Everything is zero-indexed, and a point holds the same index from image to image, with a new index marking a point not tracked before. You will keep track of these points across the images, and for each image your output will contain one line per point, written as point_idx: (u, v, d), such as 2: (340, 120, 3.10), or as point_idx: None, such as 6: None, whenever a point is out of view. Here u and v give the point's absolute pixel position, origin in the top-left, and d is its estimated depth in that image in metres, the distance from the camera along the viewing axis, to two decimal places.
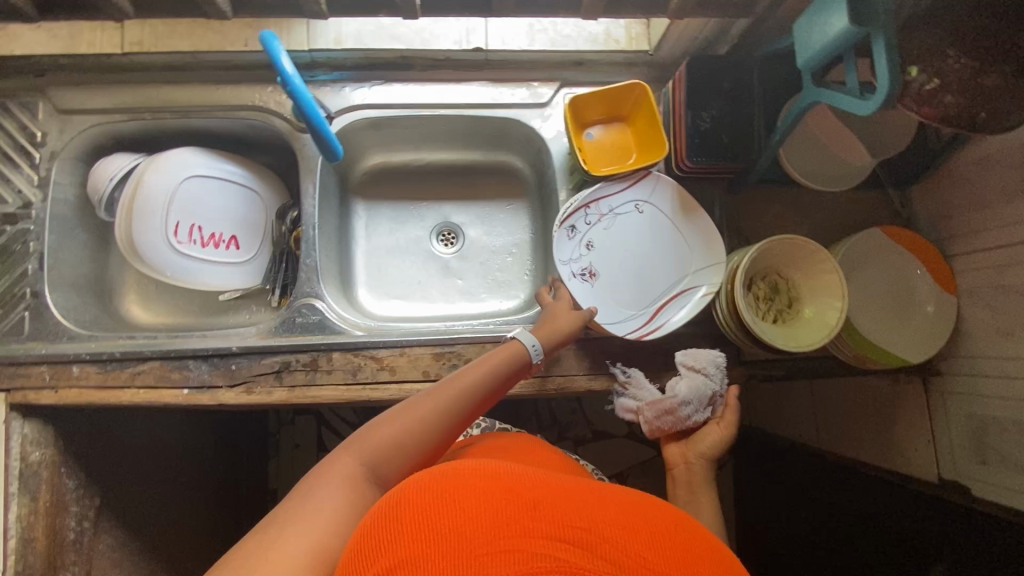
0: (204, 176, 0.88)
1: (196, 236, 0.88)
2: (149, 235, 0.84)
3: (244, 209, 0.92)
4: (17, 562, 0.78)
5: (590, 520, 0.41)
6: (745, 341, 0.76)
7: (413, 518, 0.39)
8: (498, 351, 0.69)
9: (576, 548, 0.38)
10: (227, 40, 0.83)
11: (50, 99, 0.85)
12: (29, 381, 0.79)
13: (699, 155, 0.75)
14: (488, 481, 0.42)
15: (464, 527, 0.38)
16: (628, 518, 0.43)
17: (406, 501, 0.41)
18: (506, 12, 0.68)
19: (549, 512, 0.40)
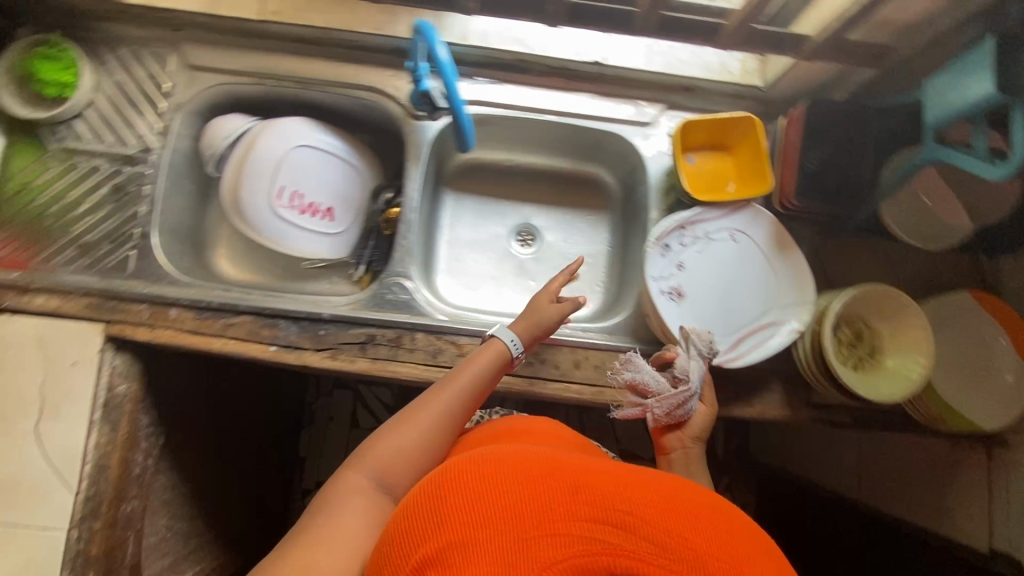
0: (310, 146, 0.92)
1: (294, 203, 0.91)
2: (252, 198, 0.89)
3: (341, 184, 0.95)
4: (90, 487, 0.81)
5: (624, 499, 0.45)
6: (821, 381, 0.78)
7: (458, 497, 0.44)
8: (479, 355, 0.74)
9: (613, 530, 0.42)
10: (359, 21, 0.86)
11: (182, 54, 0.89)
12: (128, 316, 0.82)
13: (804, 196, 0.78)
14: (530, 466, 0.47)
15: (504, 509, 0.42)
16: (665, 494, 0.47)
17: (448, 482, 0.46)
18: (647, 31, 0.70)
19: (585, 493, 0.44)
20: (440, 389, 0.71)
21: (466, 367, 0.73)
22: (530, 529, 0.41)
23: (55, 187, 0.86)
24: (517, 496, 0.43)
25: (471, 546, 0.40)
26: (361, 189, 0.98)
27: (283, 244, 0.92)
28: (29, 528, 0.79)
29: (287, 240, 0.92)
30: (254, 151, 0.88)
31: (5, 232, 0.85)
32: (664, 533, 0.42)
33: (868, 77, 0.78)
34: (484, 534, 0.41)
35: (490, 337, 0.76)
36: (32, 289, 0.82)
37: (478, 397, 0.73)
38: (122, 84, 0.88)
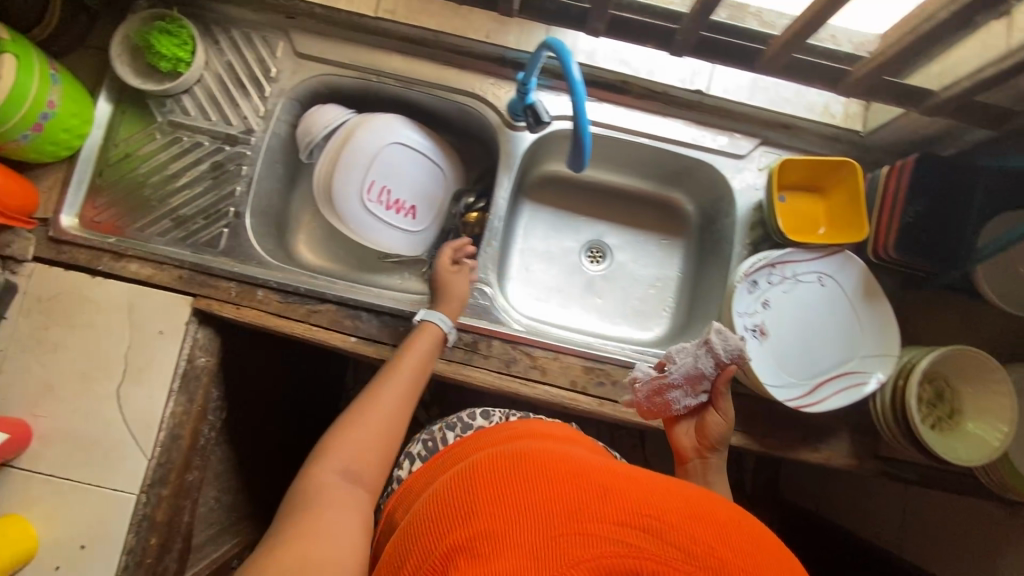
0: (402, 144, 0.92)
1: (381, 198, 0.92)
2: (341, 189, 0.90)
3: (426, 183, 0.96)
4: (162, 454, 0.82)
5: (655, 507, 0.44)
6: (897, 436, 0.77)
7: (487, 494, 0.45)
8: (412, 340, 0.77)
9: (643, 534, 0.42)
10: (471, 28, 0.87)
11: (292, 41, 0.90)
12: (216, 292, 0.83)
13: (900, 248, 0.77)
14: (553, 469, 0.47)
15: (532, 506, 0.43)
16: (699, 507, 0.46)
17: (478, 479, 0.47)
18: (772, 70, 0.70)
19: (615, 498, 0.44)
20: (390, 372, 0.73)
21: (408, 353, 0.76)
22: (558, 527, 0.41)
23: (158, 158, 0.88)
24: (547, 496, 0.44)
25: (502, 539, 0.41)
26: (445, 190, 0.98)
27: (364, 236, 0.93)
28: (101, 489, 0.80)
29: (369, 234, 0.93)
30: (348, 143, 0.90)
31: (106, 197, 0.87)
32: (695, 542, 0.42)
33: (980, 137, 0.78)
34: (515, 529, 0.41)
35: (421, 322, 0.79)
36: (127, 255, 0.84)
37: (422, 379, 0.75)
38: (231, 65, 0.90)
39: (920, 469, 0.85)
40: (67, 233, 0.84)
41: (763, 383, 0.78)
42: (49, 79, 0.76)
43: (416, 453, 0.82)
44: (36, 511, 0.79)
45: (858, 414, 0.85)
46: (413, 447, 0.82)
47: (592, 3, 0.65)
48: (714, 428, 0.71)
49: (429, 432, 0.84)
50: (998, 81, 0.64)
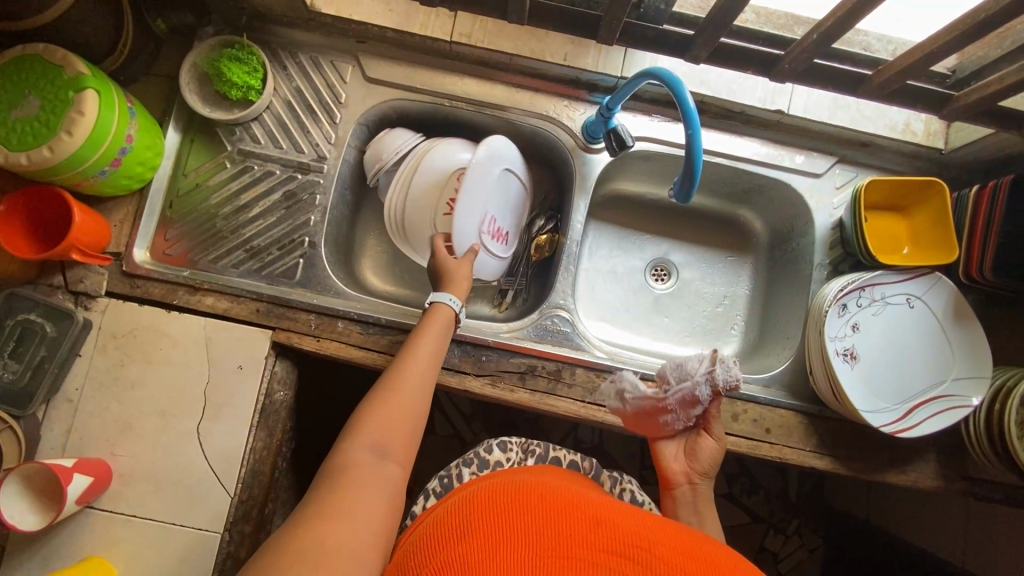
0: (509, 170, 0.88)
1: (489, 227, 0.87)
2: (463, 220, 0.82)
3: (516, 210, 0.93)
4: (244, 490, 0.80)
5: (635, 538, 0.52)
6: (990, 458, 0.76)
7: (490, 520, 0.53)
8: (429, 317, 0.77)
9: (623, 561, 0.49)
10: (548, 50, 0.85)
11: (361, 66, 0.88)
12: (296, 325, 0.82)
13: (998, 271, 0.76)
14: (551, 503, 0.55)
15: (527, 532, 0.51)
16: (675, 543, 0.53)
17: (483, 509, 0.55)
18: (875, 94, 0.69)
19: (599, 529, 0.52)
20: (412, 350, 0.72)
21: (427, 330, 0.75)
22: (549, 550, 0.49)
23: (229, 187, 0.86)
24: (542, 526, 0.51)
25: (498, 551, 0.49)
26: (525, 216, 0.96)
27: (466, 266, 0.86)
28: (184, 528, 0.79)
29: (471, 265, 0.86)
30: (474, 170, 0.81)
31: (177, 228, 0.85)
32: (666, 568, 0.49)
33: None
34: (512, 546, 0.49)
35: (433, 305, 0.78)
36: (202, 289, 0.83)
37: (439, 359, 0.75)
38: (300, 91, 0.88)
39: (1006, 489, 0.84)
40: (141, 267, 0.82)
41: (859, 410, 0.77)
42: (127, 114, 0.74)
43: (432, 488, 0.80)
44: (119, 554, 0.78)
45: (944, 436, 0.84)
46: (428, 483, 0.80)
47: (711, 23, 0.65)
48: (708, 452, 0.72)
49: (445, 467, 0.82)
50: None
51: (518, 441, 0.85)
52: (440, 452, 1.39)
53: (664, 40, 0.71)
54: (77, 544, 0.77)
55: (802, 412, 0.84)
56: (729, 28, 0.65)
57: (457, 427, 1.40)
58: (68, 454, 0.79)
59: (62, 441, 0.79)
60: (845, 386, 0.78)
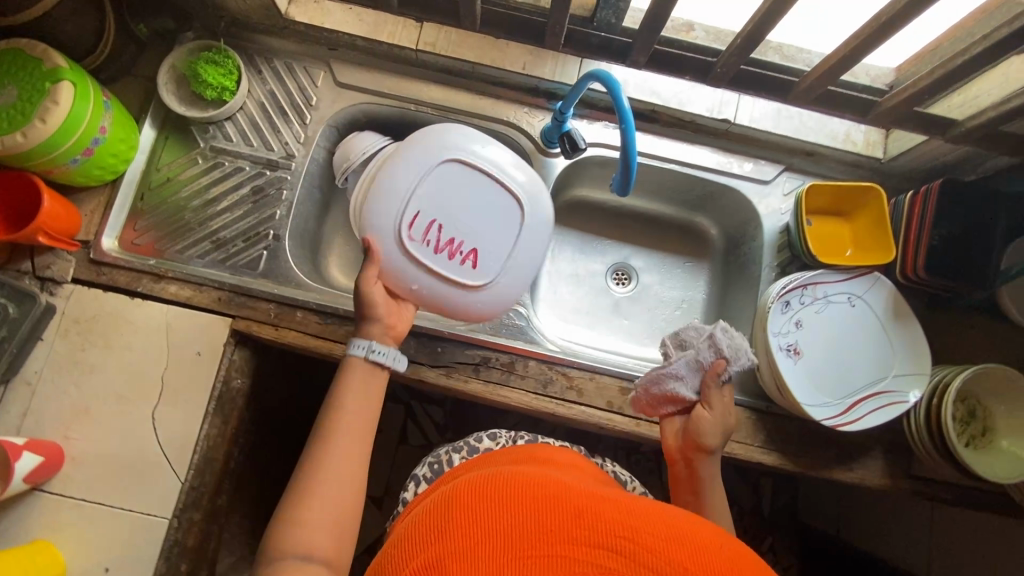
0: (465, 160, 0.77)
1: (422, 237, 0.76)
2: (382, 224, 0.75)
3: (485, 215, 0.77)
4: (196, 476, 0.81)
5: (623, 522, 0.45)
6: (931, 454, 0.78)
7: (462, 518, 0.46)
8: (341, 370, 0.69)
9: (608, 555, 0.42)
10: (507, 59, 0.90)
11: (332, 72, 0.93)
12: (255, 313, 0.84)
13: (930, 270, 0.80)
14: (531, 487, 0.48)
15: (503, 528, 0.44)
16: (669, 524, 0.46)
17: (458, 503, 0.48)
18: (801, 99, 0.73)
19: (584, 518, 0.45)
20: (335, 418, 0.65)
21: (351, 383, 0.68)
22: (524, 549, 0.42)
23: (199, 181, 0.90)
24: (520, 519, 0.44)
25: (473, 555, 0.42)
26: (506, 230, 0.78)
27: (398, 290, 0.77)
28: (133, 513, 0.79)
29: (404, 292, 0.77)
30: (394, 165, 0.77)
31: (145, 220, 0.88)
32: (659, 561, 0.42)
33: (1002, 164, 0.80)
34: (487, 547, 0.42)
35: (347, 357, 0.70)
36: (166, 277, 0.85)
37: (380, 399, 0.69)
38: (273, 93, 0.93)
39: (952, 489, 0.85)
40: (108, 255, 0.85)
41: (801, 403, 0.78)
42: (102, 107, 0.78)
43: (422, 474, 0.84)
44: (65, 537, 0.78)
45: (892, 434, 0.85)
46: (418, 469, 0.84)
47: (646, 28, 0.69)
48: (703, 424, 0.69)
49: (436, 454, 0.86)
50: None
51: (508, 433, 0.89)
52: (410, 461, 1.39)
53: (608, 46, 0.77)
54: (23, 526, 0.77)
55: (751, 408, 0.85)
56: (662, 32, 0.70)
57: (428, 436, 1.40)
58: (22, 435, 0.79)
59: (17, 422, 0.80)
60: (789, 380, 0.80)
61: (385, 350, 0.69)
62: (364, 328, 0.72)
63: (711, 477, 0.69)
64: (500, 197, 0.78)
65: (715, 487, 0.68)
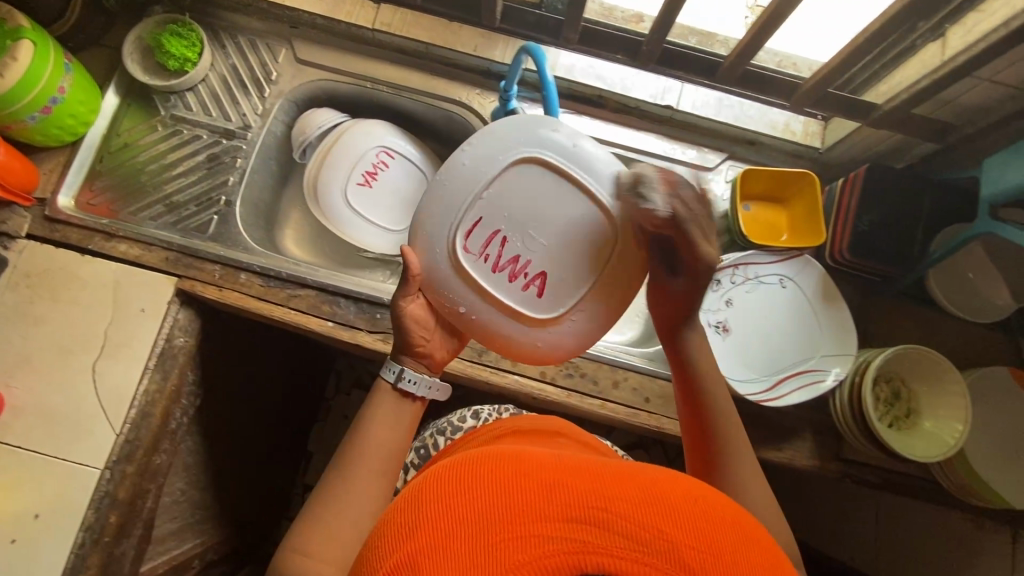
0: (548, 163, 0.61)
1: (484, 250, 0.62)
2: (434, 227, 0.63)
3: (571, 234, 0.61)
4: (132, 430, 0.82)
5: (597, 489, 0.40)
6: (854, 432, 0.79)
7: (430, 510, 0.41)
8: (371, 395, 0.65)
9: (581, 527, 0.38)
10: (460, 41, 0.94)
11: (293, 49, 0.97)
12: (201, 274, 0.86)
13: (855, 252, 0.82)
14: (495, 460, 0.44)
15: (473, 516, 0.39)
16: (643, 482, 0.42)
17: (425, 491, 0.43)
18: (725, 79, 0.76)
19: (558, 490, 0.40)
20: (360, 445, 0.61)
21: (379, 413, 0.63)
22: (496, 533, 0.38)
23: (158, 147, 0.94)
24: (490, 502, 0.40)
25: (438, 549, 0.38)
26: (590, 253, 0.62)
27: (444, 310, 0.65)
28: (66, 463, 0.80)
29: (453, 316, 0.66)
30: (459, 158, 0.62)
31: (103, 182, 0.91)
32: (637, 530, 0.38)
33: (927, 151, 0.83)
34: (452, 537, 0.38)
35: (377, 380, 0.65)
36: (117, 236, 0.87)
37: (412, 428, 0.65)
38: (234, 67, 0.96)
39: (881, 473, 0.85)
40: (62, 213, 0.87)
41: (726, 377, 0.80)
42: (62, 68, 0.82)
43: (411, 462, 0.85)
44: None
45: (823, 416, 0.86)
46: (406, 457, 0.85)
47: None
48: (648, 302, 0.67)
49: (422, 440, 0.88)
50: (933, 91, 0.69)
51: (491, 409, 0.90)
52: None
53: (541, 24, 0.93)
54: None
55: None
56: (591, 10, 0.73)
57: None
58: None
59: None
60: (716, 356, 0.81)
61: (417, 379, 0.65)
62: (400, 357, 0.66)
63: (699, 353, 0.66)
64: (591, 215, 0.61)
65: (708, 363, 0.65)
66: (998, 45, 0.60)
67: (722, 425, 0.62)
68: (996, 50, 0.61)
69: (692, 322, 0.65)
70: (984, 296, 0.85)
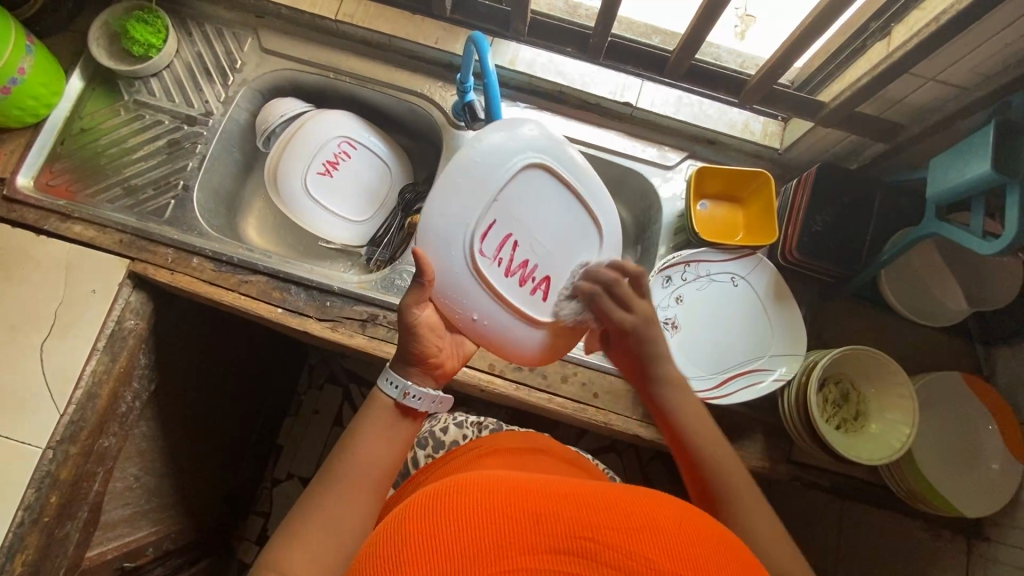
0: (551, 169, 0.65)
1: (498, 253, 0.63)
2: (457, 232, 0.60)
3: (569, 238, 0.68)
4: (76, 411, 0.82)
5: (587, 516, 0.40)
6: (802, 435, 0.77)
7: (411, 539, 0.39)
8: (367, 405, 0.62)
9: (570, 560, 0.37)
10: (422, 34, 0.95)
11: (259, 39, 0.98)
12: (154, 258, 0.87)
13: (805, 251, 0.81)
14: (476, 490, 0.42)
15: (457, 545, 0.38)
16: (630, 506, 0.42)
17: (406, 521, 0.41)
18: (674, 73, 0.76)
19: (545, 518, 0.39)
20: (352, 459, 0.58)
21: (373, 428, 0.60)
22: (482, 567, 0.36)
23: (119, 132, 0.95)
24: (474, 531, 0.38)
25: None
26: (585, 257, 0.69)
27: (453, 320, 0.64)
28: (9, 441, 0.80)
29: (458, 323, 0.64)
30: (476, 151, 0.60)
31: (63, 164, 0.92)
32: (630, 559, 0.37)
33: (880, 151, 0.82)
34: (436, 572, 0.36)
35: (376, 392, 0.62)
36: (74, 217, 0.88)
37: (406, 446, 0.62)
38: (200, 55, 0.97)
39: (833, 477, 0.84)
40: (21, 192, 0.88)
41: None
42: (24, 49, 0.83)
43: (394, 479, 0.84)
44: None
45: (775, 418, 0.85)
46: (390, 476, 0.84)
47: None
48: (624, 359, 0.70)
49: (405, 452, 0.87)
50: (876, 87, 0.70)
51: (474, 421, 0.88)
52: None
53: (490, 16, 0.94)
54: None
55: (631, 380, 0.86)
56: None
57: None
58: None
59: None
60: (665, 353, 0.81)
61: (422, 395, 0.62)
62: (406, 368, 0.63)
63: (680, 405, 0.66)
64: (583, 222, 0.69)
65: (689, 416, 0.65)
66: (933, 39, 0.60)
67: (717, 476, 0.60)
68: (932, 43, 0.61)
69: (654, 369, 0.67)
70: (939, 299, 0.85)
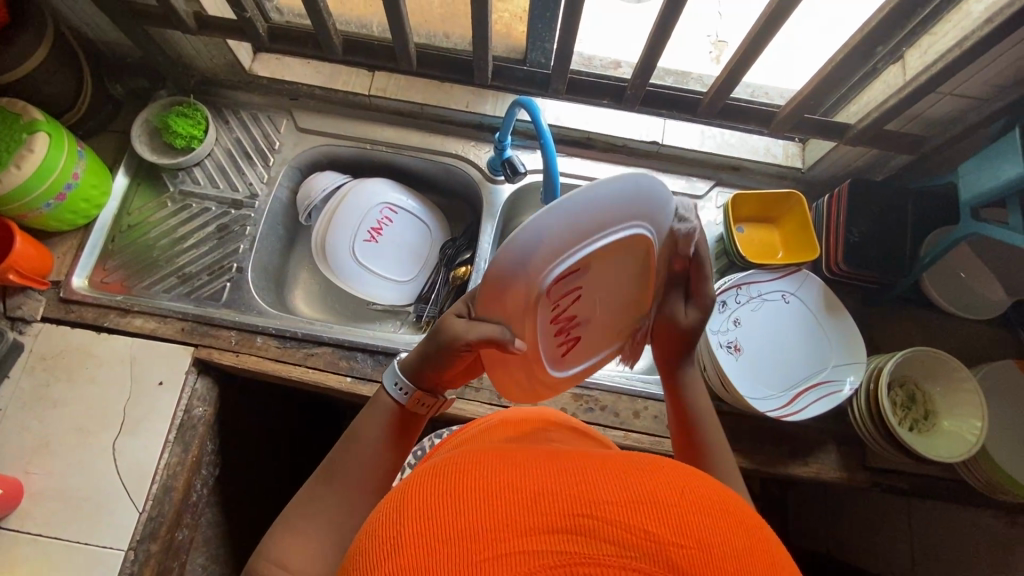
0: None
1: None
2: (667, 223, 0.52)
3: None
4: (154, 507, 0.81)
5: (583, 488, 0.31)
6: (882, 443, 0.78)
7: (384, 536, 0.30)
8: (372, 401, 0.59)
9: (561, 539, 0.29)
10: (453, 100, 1.00)
11: (294, 119, 1.02)
12: (217, 341, 0.87)
13: (850, 262, 0.85)
14: (448, 468, 0.33)
15: (429, 534, 0.29)
16: (635, 469, 0.33)
17: (381, 511, 0.33)
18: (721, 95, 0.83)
19: (532, 491, 0.30)
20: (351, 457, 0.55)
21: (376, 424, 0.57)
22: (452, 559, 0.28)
23: (169, 222, 0.97)
24: (452, 518, 0.29)
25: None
26: None
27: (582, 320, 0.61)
28: (89, 547, 0.78)
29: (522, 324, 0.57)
30: None
31: (115, 260, 0.94)
32: (630, 533, 0.29)
33: (904, 161, 0.88)
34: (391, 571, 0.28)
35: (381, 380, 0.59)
36: (133, 311, 0.88)
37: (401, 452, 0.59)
38: (239, 140, 1.01)
39: (910, 477, 0.85)
40: (77, 292, 0.88)
41: (744, 397, 0.81)
42: (75, 155, 0.86)
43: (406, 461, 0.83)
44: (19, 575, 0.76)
45: (843, 426, 0.87)
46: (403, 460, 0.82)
47: (564, 33, 0.80)
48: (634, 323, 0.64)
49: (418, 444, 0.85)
50: (900, 109, 0.75)
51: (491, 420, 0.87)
52: None
53: (531, 79, 0.94)
54: None
55: None
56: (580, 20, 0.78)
57: None
58: None
59: None
60: (733, 377, 0.83)
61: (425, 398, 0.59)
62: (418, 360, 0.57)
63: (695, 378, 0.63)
64: None
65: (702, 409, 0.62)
66: (955, 64, 0.66)
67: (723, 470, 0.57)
68: (954, 67, 0.67)
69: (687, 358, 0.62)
70: (979, 293, 0.89)
